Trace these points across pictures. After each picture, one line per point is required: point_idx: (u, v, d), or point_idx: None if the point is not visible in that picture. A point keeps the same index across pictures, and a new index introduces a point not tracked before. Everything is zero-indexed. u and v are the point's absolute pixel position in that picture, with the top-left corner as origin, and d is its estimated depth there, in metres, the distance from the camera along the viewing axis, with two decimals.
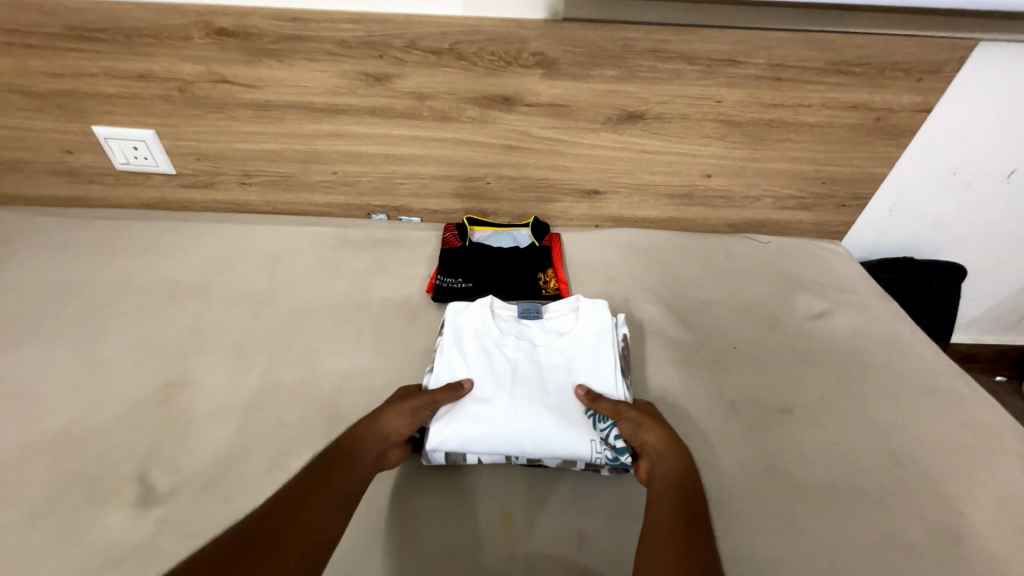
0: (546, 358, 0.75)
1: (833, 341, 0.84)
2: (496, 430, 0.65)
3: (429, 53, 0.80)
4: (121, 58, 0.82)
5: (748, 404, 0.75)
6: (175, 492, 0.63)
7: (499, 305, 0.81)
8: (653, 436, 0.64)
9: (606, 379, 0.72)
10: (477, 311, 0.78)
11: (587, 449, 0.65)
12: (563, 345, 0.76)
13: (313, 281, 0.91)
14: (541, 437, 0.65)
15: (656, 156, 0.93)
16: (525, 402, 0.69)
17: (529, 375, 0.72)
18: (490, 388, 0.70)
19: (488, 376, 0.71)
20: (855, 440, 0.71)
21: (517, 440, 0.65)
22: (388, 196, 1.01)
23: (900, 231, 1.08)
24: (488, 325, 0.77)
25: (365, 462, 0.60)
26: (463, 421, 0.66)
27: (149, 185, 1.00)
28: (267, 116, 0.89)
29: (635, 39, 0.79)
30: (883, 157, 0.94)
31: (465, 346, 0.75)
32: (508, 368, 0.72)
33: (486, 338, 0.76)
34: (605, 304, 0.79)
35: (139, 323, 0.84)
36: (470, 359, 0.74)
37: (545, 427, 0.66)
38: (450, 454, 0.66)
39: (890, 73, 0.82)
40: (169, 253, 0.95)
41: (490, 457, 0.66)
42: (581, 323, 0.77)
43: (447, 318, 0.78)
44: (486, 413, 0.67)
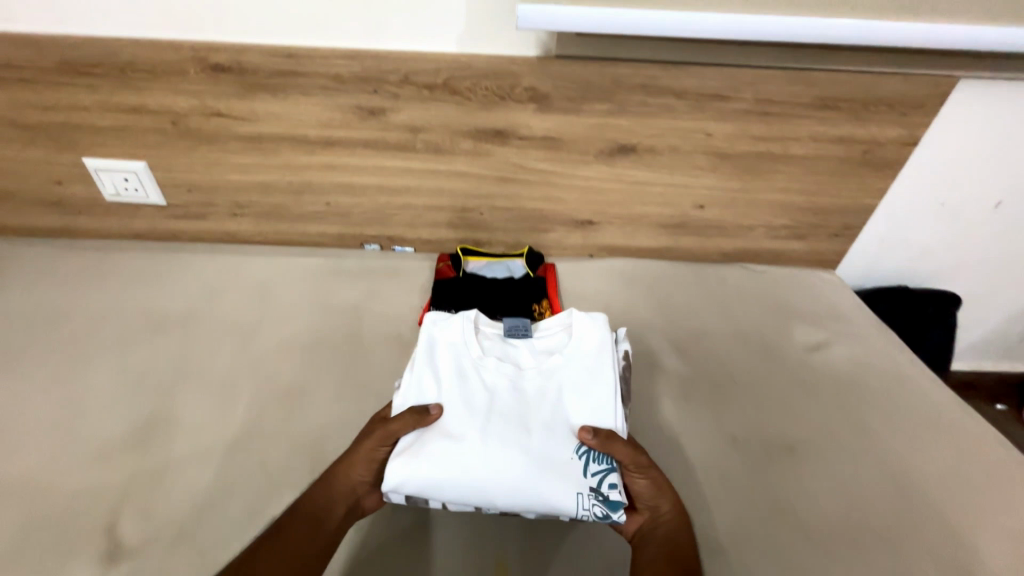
0: (530, 385, 0.69)
1: (833, 371, 0.83)
2: (465, 476, 0.61)
3: (423, 88, 0.81)
4: (115, 92, 0.82)
5: (749, 440, 0.73)
6: (147, 543, 0.60)
7: (483, 322, 0.76)
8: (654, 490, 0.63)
9: (596, 411, 0.67)
10: (459, 325, 0.73)
11: (571, 504, 0.60)
12: (550, 369, 0.70)
13: (301, 313, 0.90)
14: (514, 486, 0.61)
15: (648, 187, 0.94)
16: (499, 441, 0.64)
17: (509, 405, 0.67)
18: (462, 420, 0.65)
19: (463, 405, 0.67)
20: (860, 477, 0.70)
21: (487, 488, 0.61)
22: (381, 226, 1.01)
23: (893, 260, 1.08)
24: (469, 343, 0.72)
25: (336, 512, 0.60)
26: (429, 465, 0.61)
27: (139, 216, 0.99)
28: (260, 148, 0.89)
29: (625, 75, 0.80)
30: (873, 188, 0.95)
31: (441, 366, 0.70)
32: (487, 396, 0.68)
33: (465, 357, 0.71)
34: (605, 322, 0.73)
35: (118, 357, 0.81)
36: (445, 382, 0.69)
37: (520, 473, 0.61)
38: (414, 496, 0.62)
39: (875, 108, 0.84)
40: (156, 283, 0.93)
41: (459, 504, 0.62)
42: (573, 344, 0.72)
43: (424, 329, 0.73)
44: (455, 453, 0.62)
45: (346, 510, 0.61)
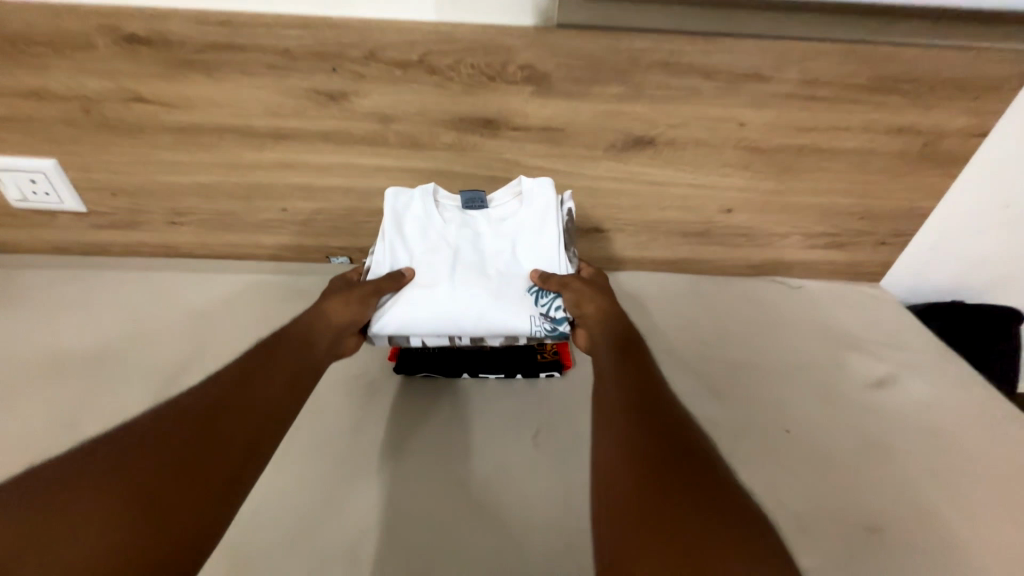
0: (491, 244, 0.70)
1: (902, 419, 0.70)
2: (436, 311, 0.65)
3: (394, 66, 0.66)
4: (7, 72, 0.66)
5: (817, 515, 0.59)
6: None
7: (443, 194, 0.72)
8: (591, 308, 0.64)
9: (551, 261, 0.69)
10: (418, 201, 0.71)
11: (527, 324, 0.65)
12: (507, 232, 0.70)
13: (248, 345, 0.75)
14: (479, 316, 0.65)
15: (668, 188, 0.79)
16: (464, 287, 0.67)
17: (471, 259, 0.69)
18: (428, 273, 0.67)
19: (429, 263, 0.68)
20: (953, 551, 0.57)
21: (455, 318, 0.65)
22: (350, 236, 0.84)
23: (947, 271, 0.93)
24: (429, 213, 0.70)
25: (318, 346, 0.60)
26: (401, 307, 0.65)
27: (56, 226, 0.82)
28: (196, 142, 0.73)
29: (643, 50, 0.65)
30: (931, 188, 0.80)
31: (405, 237, 0.70)
32: (450, 255, 0.68)
33: (426, 226, 0.70)
34: (550, 183, 0.71)
35: (18, 403, 0.67)
36: (412, 249, 0.69)
37: (484, 307, 0.65)
38: (392, 338, 0.66)
39: (942, 92, 0.70)
40: (75, 320, 0.78)
41: (433, 340, 0.67)
42: (527, 206, 0.70)
43: (386, 204, 0.70)
44: (425, 297, 0.66)
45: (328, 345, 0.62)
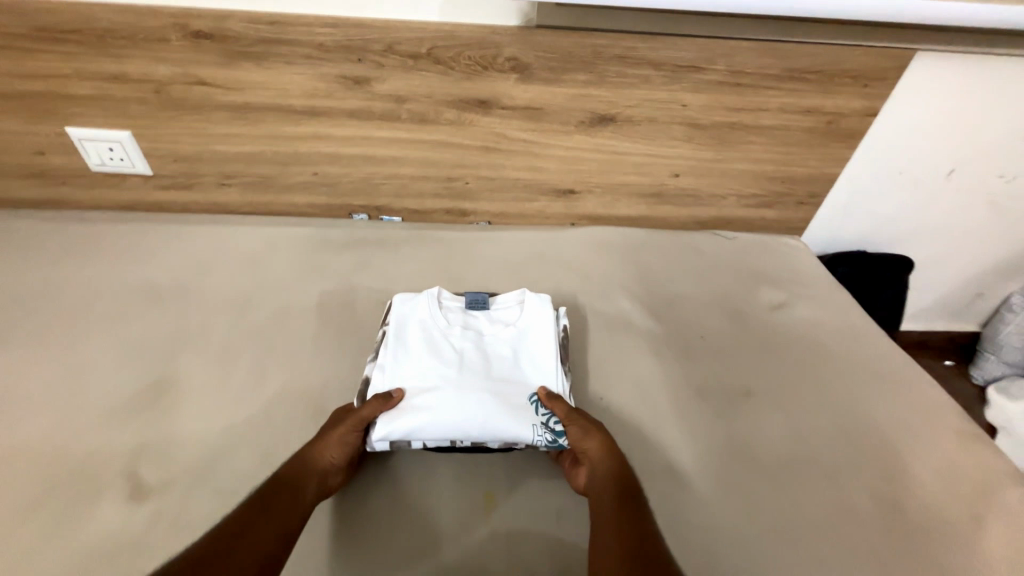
0: (492, 348, 0.73)
1: (791, 331, 0.88)
2: (439, 417, 0.64)
3: (407, 58, 0.83)
4: (94, 59, 0.82)
5: (711, 388, 0.78)
6: (167, 485, 0.61)
7: (446, 296, 0.78)
8: (591, 445, 0.62)
9: (551, 365, 0.71)
10: (423, 304, 0.76)
11: (528, 431, 0.64)
12: (509, 335, 0.74)
13: (288, 282, 0.89)
14: (483, 418, 0.64)
15: (627, 157, 0.98)
16: (468, 388, 0.67)
17: (475, 362, 0.70)
18: (433, 374, 0.68)
19: (433, 368, 0.69)
20: (810, 422, 0.74)
21: (459, 421, 0.63)
22: (368, 196, 1.03)
23: (854, 227, 1.15)
24: (434, 316, 0.75)
25: (310, 490, 0.58)
26: (406, 410, 0.64)
27: (125, 186, 0.99)
28: (245, 118, 0.90)
29: (603, 46, 0.83)
30: (837, 158, 1.01)
31: (409, 342, 0.72)
32: (455, 358, 0.70)
33: (431, 328, 0.74)
34: (549, 300, 0.78)
35: (116, 314, 0.81)
36: (415, 352, 0.71)
37: (488, 410, 0.64)
38: (395, 441, 0.64)
39: (840, 80, 0.88)
40: (143, 257, 0.91)
41: (435, 442, 0.65)
42: (527, 314, 0.76)
43: (393, 310, 0.76)
44: (427, 400, 0.65)
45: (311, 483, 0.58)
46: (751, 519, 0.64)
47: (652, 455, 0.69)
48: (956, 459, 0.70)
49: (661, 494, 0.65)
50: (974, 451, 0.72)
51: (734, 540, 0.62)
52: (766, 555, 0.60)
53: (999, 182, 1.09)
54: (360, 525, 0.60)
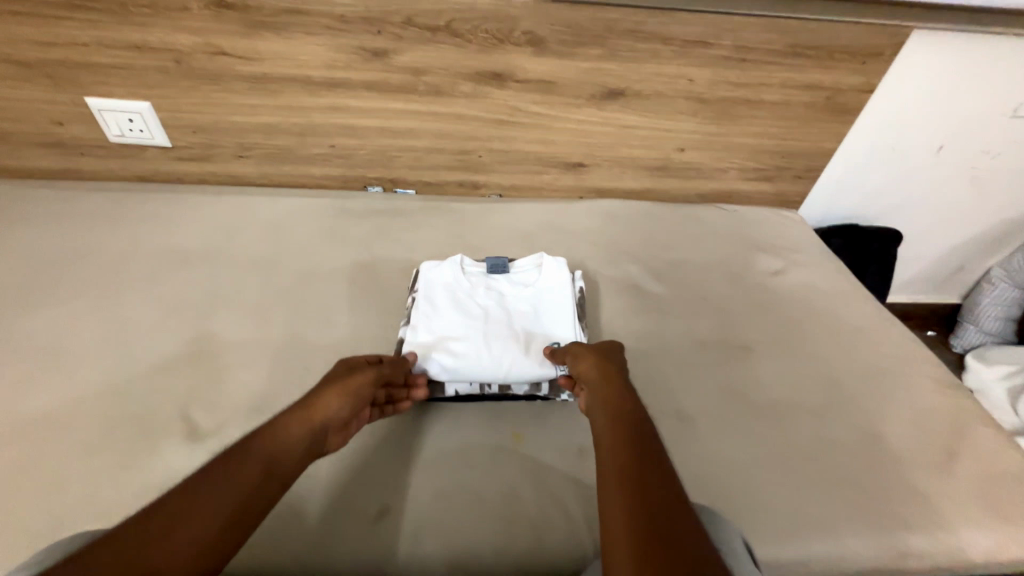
0: (513, 306, 0.78)
1: (787, 292, 0.94)
2: (468, 363, 0.70)
3: (425, 30, 0.85)
4: (116, 28, 0.83)
5: (714, 342, 0.84)
6: (217, 428, 0.66)
7: (469, 262, 0.83)
8: (586, 366, 0.65)
9: (568, 319, 0.76)
10: (448, 270, 0.81)
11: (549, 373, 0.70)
12: (528, 294, 0.79)
13: (310, 249, 0.92)
14: (508, 364, 0.70)
15: (635, 130, 1.02)
16: (494, 339, 0.72)
17: (498, 318, 0.76)
18: (460, 328, 0.73)
19: (460, 323, 0.74)
20: (804, 371, 0.81)
21: (487, 367, 0.70)
22: (383, 168, 1.05)
23: (848, 201, 1.21)
24: (459, 279, 0.80)
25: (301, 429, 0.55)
26: (439, 357, 0.70)
27: (143, 157, 1.01)
28: (264, 89, 0.92)
29: (616, 21, 0.86)
30: (833, 132, 1.05)
31: (437, 302, 0.77)
32: (480, 315, 0.76)
33: (456, 289, 0.79)
34: (565, 263, 0.82)
35: (153, 279, 0.85)
36: (443, 310, 0.76)
37: (513, 358, 0.71)
38: (429, 388, 0.70)
39: (839, 56, 0.92)
40: (167, 225, 0.94)
41: (465, 388, 0.70)
42: (544, 275, 0.81)
43: (421, 275, 0.80)
44: (457, 349, 0.71)
45: (310, 445, 0.55)
46: (746, 449, 0.70)
47: (659, 400, 0.75)
48: (933, 402, 0.77)
49: (670, 432, 0.71)
50: (954, 397, 0.78)
51: (731, 466, 0.68)
52: (759, 478, 0.67)
53: (983, 158, 1.15)
54: (394, 457, 0.65)
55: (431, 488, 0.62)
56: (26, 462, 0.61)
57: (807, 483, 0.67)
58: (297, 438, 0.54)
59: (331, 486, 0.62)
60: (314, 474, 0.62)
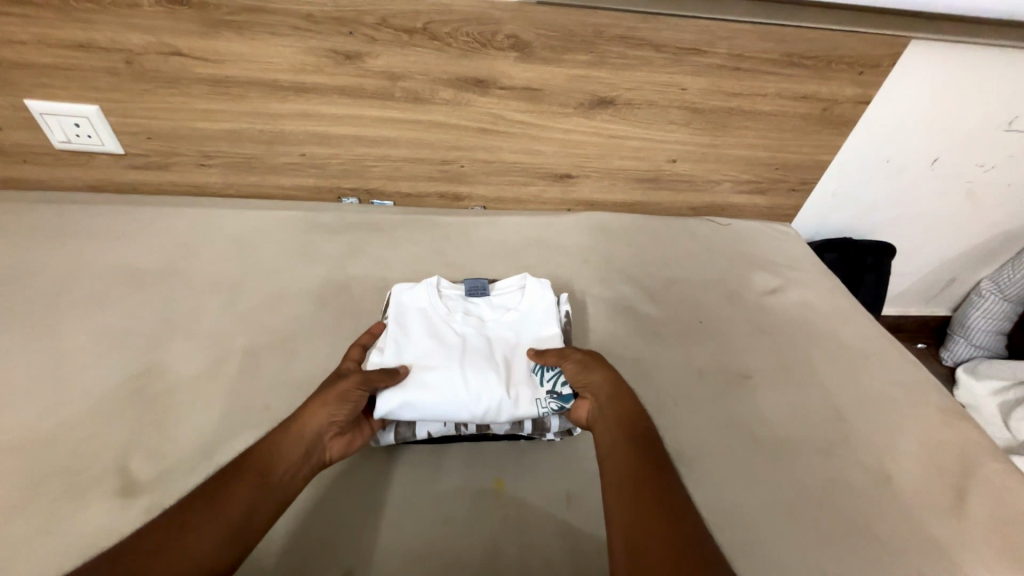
0: (494, 334, 0.72)
1: (784, 313, 0.91)
2: (445, 396, 0.62)
3: (402, 32, 0.79)
4: (55, 24, 0.75)
5: (712, 370, 0.80)
6: (160, 480, 0.58)
7: (446, 285, 0.76)
8: (597, 376, 0.64)
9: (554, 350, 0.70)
10: (423, 293, 0.74)
11: (535, 406, 0.64)
12: (511, 321, 0.73)
13: (276, 267, 0.85)
14: (490, 398, 0.63)
15: (626, 141, 0.97)
16: (473, 369, 0.65)
17: (478, 347, 0.69)
18: (437, 356, 0.66)
19: (436, 352, 0.67)
20: (805, 403, 0.77)
21: (466, 399, 0.62)
22: (359, 178, 0.98)
23: (841, 214, 1.18)
24: (435, 304, 0.73)
25: (297, 446, 0.55)
26: (412, 388, 0.62)
27: (93, 165, 0.92)
28: (226, 93, 0.84)
29: (606, 25, 0.80)
30: (828, 145, 1.02)
31: (411, 328, 0.70)
32: (458, 343, 0.69)
33: (432, 313, 0.72)
34: (550, 285, 0.77)
35: (98, 303, 0.77)
36: (417, 338, 0.69)
37: (495, 390, 0.64)
38: (398, 429, 0.63)
39: (836, 66, 0.89)
40: (118, 241, 0.86)
41: (439, 428, 0.64)
42: (527, 299, 0.75)
43: (393, 300, 0.74)
44: (431, 377, 0.64)
45: (302, 454, 0.55)
46: (750, 492, 0.65)
47: None
48: (940, 435, 0.74)
49: None
50: (958, 427, 0.75)
51: (731, 512, 0.63)
52: (765, 526, 0.62)
53: (977, 171, 1.13)
54: (365, 514, 0.58)
55: (402, 547, 0.56)
56: None
57: (813, 528, 0.62)
58: (286, 448, 0.55)
59: (283, 547, 0.55)
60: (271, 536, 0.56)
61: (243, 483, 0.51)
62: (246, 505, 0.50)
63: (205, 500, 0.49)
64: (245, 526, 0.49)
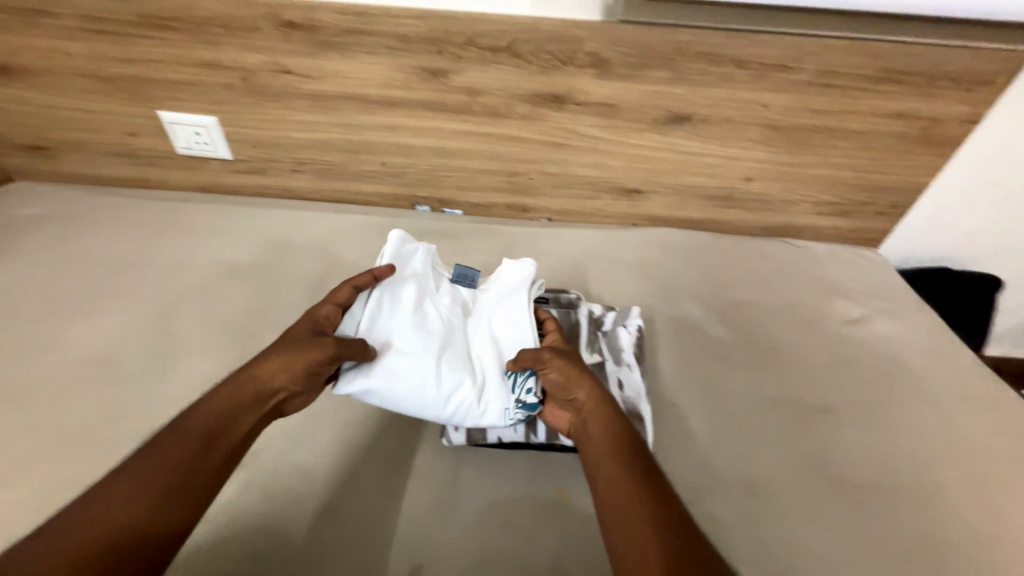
0: (477, 329, 0.72)
1: (868, 345, 0.84)
2: (413, 386, 0.62)
3: (486, 50, 0.83)
4: (188, 47, 0.86)
5: (787, 400, 0.75)
6: (254, 457, 0.65)
7: (439, 271, 0.77)
8: (581, 393, 0.60)
9: None
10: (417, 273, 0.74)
11: (500, 416, 0.63)
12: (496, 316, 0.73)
13: (354, 268, 0.91)
14: (457, 397, 0.63)
15: (699, 157, 0.95)
16: (447, 363, 0.65)
17: (457, 341, 0.69)
18: (416, 342, 0.66)
19: (416, 335, 0.67)
20: (895, 448, 0.70)
21: (433, 394, 0.62)
22: (432, 188, 1.04)
23: (936, 242, 1.08)
24: (426, 287, 0.73)
25: (241, 406, 0.56)
26: (384, 374, 0.62)
27: (204, 169, 1.04)
28: (322, 107, 0.92)
29: (687, 43, 0.80)
30: (925, 166, 0.94)
31: (399, 305, 0.70)
32: (439, 331, 0.69)
33: (423, 294, 0.72)
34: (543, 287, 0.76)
35: (204, 291, 0.86)
36: (402, 316, 0.68)
37: (464, 389, 0.64)
38: (471, 433, 0.66)
39: (940, 83, 0.83)
40: (221, 236, 0.96)
41: (509, 435, 0.66)
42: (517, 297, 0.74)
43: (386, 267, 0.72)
44: (404, 368, 0.63)
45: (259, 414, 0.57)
46: (828, 535, 0.61)
47: (725, 468, 0.67)
48: None
49: (739, 510, 0.63)
50: None
51: (810, 557, 0.59)
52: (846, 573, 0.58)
53: None
54: (435, 511, 0.61)
55: (470, 547, 0.58)
56: (70, 474, 0.62)
57: None
58: (239, 409, 0.56)
59: (360, 532, 0.59)
60: (351, 521, 0.60)
61: (177, 445, 0.51)
62: (187, 461, 0.51)
63: (154, 466, 0.49)
64: (188, 481, 0.50)
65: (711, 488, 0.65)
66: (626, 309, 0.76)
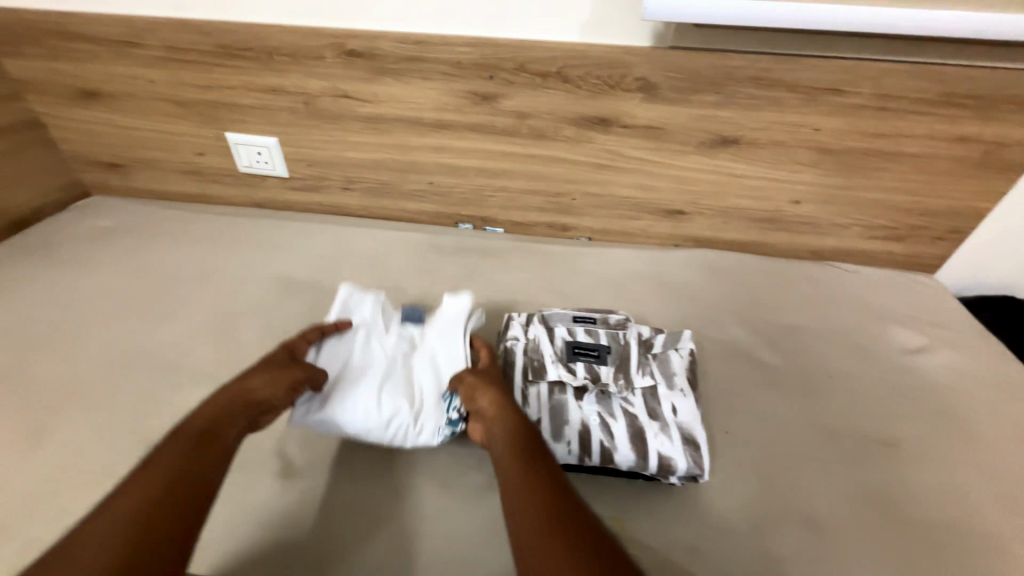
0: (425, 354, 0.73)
1: (931, 377, 0.80)
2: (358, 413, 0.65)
3: (536, 76, 0.85)
4: (258, 74, 0.92)
5: (845, 431, 0.72)
6: (312, 466, 0.68)
7: (389, 302, 0.78)
8: (484, 402, 0.63)
9: None
10: (366, 306, 0.76)
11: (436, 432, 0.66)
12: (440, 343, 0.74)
13: (401, 284, 0.94)
14: (399, 419, 0.66)
15: (745, 180, 0.94)
16: (390, 389, 0.68)
17: (404, 367, 0.71)
18: (359, 373, 0.69)
19: (361, 367, 0.70)
20: (970, 490, 0.66)
21: (377, 418, 0.65)
22: (476, 207, 1.06)
23: (1000, 269, 1.03)
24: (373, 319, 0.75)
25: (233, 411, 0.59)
26: (332, 404, 0.66)
27: (262, 186, 1.09)
28: (376, 129, 0.97)
29: (738, 68, 0.81)
30: (988, 191, 0.91)
31: (346, 340, 0.73)
32: (385, 361, 0.71)
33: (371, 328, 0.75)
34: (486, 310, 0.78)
35: (262, 302, 0.91)
36: (349, 351, 0.72)
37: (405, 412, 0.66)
38: None
39: (1005, 107, 0.80)
40: (276, 250, 1.01)
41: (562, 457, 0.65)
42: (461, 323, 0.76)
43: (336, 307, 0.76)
44: (348, 397, 0.66)
45: (245, 421, 0.60)
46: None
47: (782, 500, 0.65)
48: None
49: (798, 545, 0.60)
50: None
51: None
52: None
53: None
54: (487, 532, 0.62)
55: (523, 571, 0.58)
56: None
57: None
58: (228, 417, 0.59)
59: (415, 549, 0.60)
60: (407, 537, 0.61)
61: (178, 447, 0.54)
62: (190, 456, 0.53)
63: (152, 469, 0.51)
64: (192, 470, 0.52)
65: (767, 520, 0.63)
66: (676, 332, 0.75)
